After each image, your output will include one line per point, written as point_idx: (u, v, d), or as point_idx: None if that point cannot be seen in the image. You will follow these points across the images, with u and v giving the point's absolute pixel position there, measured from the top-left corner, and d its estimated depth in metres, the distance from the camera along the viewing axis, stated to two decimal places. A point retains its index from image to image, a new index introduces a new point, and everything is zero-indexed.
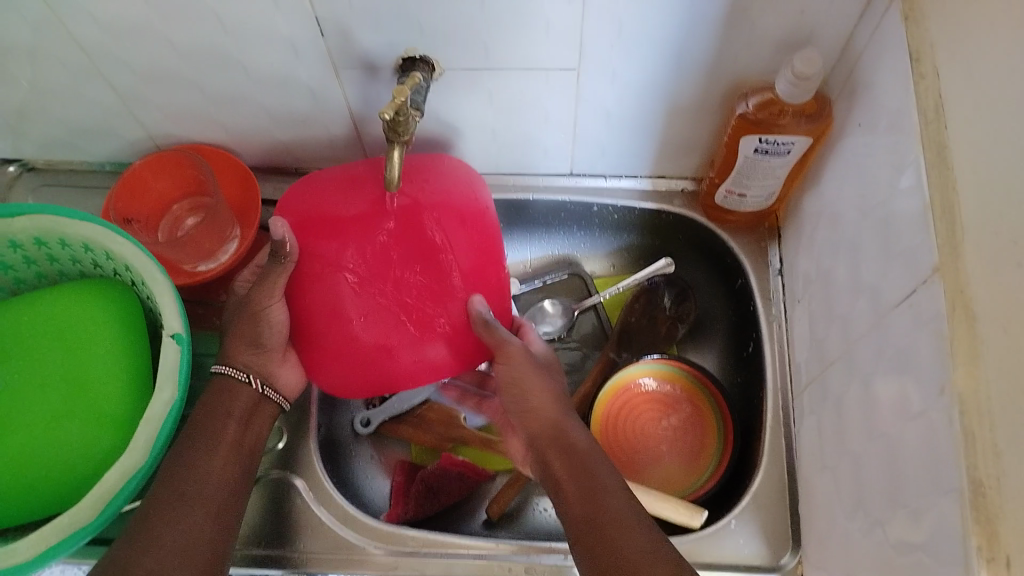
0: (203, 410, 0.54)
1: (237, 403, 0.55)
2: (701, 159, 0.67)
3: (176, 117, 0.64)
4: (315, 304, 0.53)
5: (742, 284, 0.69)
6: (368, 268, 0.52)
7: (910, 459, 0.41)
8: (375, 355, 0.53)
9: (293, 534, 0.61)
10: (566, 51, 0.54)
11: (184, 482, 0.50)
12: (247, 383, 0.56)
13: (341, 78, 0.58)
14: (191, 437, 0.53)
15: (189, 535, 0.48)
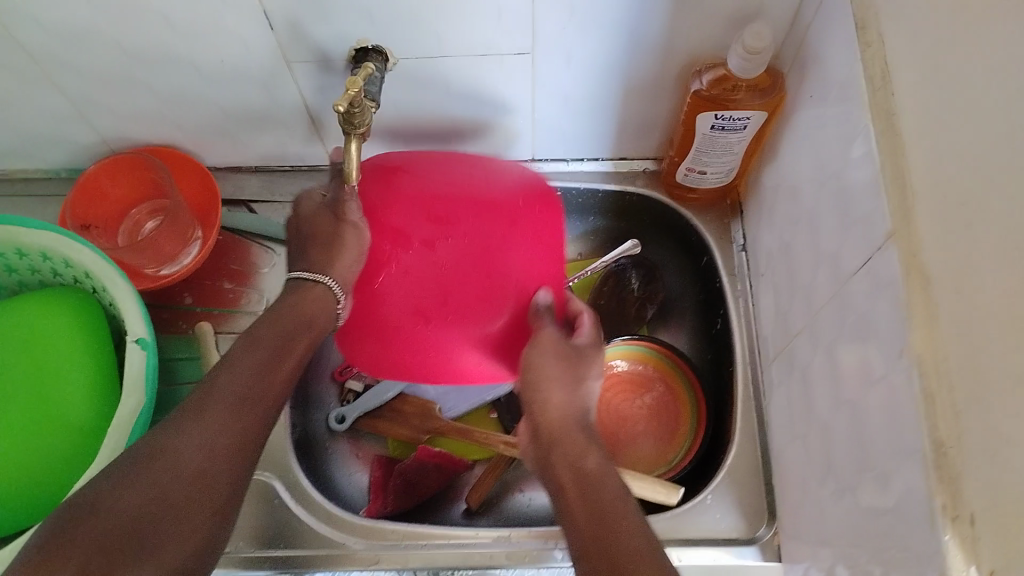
0: (277, 316, 0.52)
1: (308, 313, 0.53)
2: (661, 138, 0.67)
3: (128, 120, 0.63)
4: (389, 278, 0.56)
5: (707, 262, 0.69)
6: (452, 247, 0.55)
7: (876, 423, 0.41)
8: (450, 332, 0.55)
9: (274, 535, 0.61)
10: (518, 36, 0.54)
11: (250, 375, 0.48)
12: (325, 284, 0.54)
13: (293, 72, 0.57)
14: (259, 336, 0.51)
15: (235, 421, 0.45)
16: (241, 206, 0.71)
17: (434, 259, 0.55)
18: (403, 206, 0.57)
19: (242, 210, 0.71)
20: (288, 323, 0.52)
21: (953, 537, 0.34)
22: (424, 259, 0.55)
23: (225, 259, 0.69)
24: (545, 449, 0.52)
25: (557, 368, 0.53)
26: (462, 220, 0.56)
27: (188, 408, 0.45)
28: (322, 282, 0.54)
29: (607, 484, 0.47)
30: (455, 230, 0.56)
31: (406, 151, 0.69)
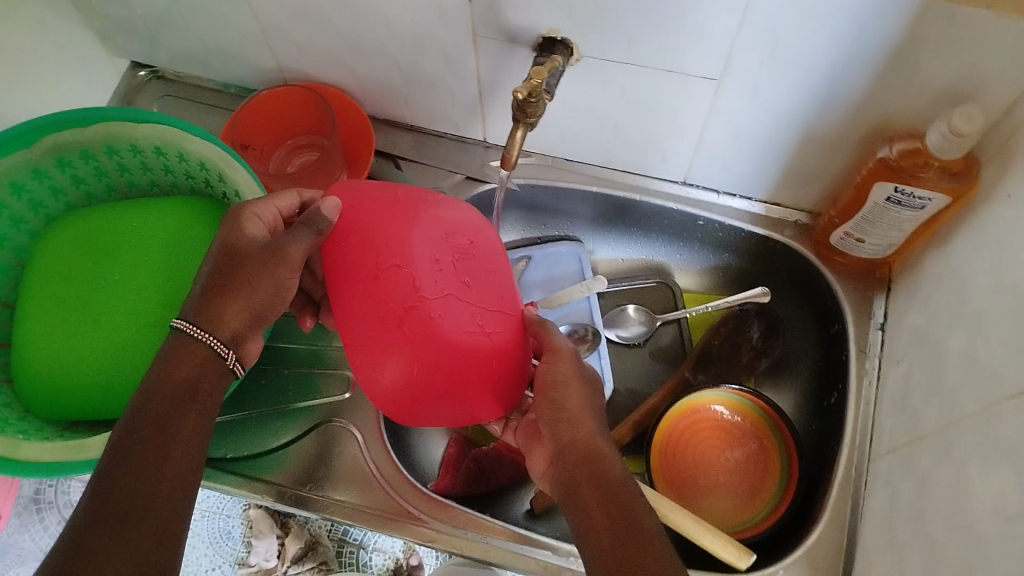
0: (165, 378, 0.45)
1: (186, 374, 0.46)
2: (824, 194, 0.64)
3: (308, 55, 0.64)
4: (371, 310, 0.44)
5: (838, 330, 0.66)
6: (435, 273, 0.43)
7: (1001, 558, 0.39)
8: (438, 375, 0.44)
9: (321, 479, 0.62)
10: (712, 60, 0.53)
11: (152, 440, 0.43)
12: (205, 342, 0.47)
13: (477, 47, 0.57)
14: (157, 401, 0.44)
15: (144, 505, 0.40)
16: (389, 159, 0.72)
17: (424, 290, 0.43)
18: (355, 243, 0.45)
19: (388, 164, 0.71)
20: (189, 371, 0.46)
21: None
22: (408, 291, 0.43)
23: None
24: (566, 464, 0.47)
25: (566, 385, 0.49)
26: (433, 237, 0.45)
27: (99, 506, 0.40)
28: (202, 341, 0.47)
29: (646, 519, 0.42)
30: (427, 248, 0.44)
31: (561, 145, 0.69)
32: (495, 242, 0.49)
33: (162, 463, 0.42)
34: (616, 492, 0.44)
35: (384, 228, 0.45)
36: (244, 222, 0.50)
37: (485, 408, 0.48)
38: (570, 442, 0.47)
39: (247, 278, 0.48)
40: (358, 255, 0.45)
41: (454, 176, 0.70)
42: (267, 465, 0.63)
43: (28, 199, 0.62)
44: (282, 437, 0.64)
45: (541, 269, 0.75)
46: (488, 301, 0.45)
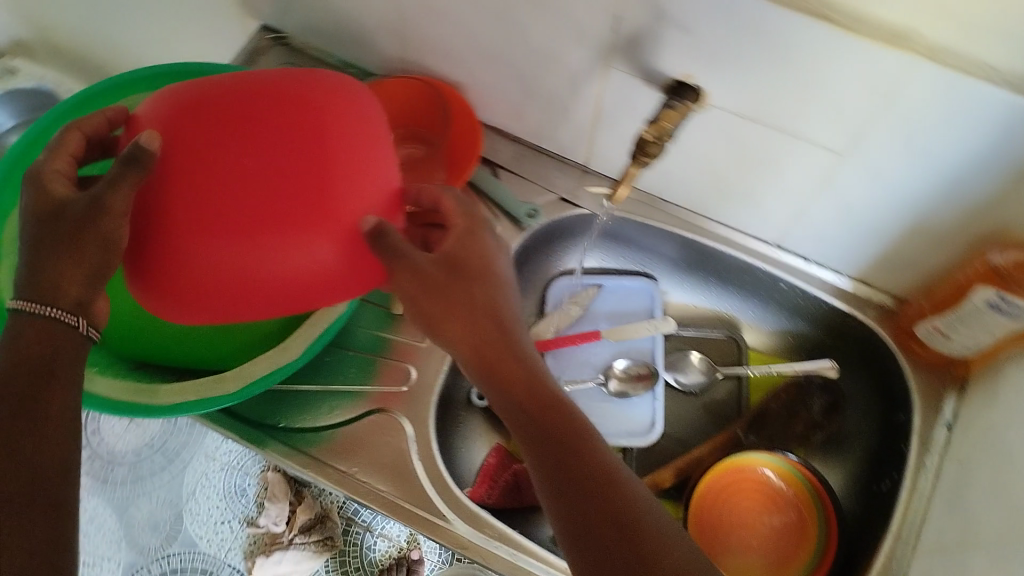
0: (19, 356, 0.45)
1: (37, 350, 0.46)
2: (917, 283, 0.64)
3: (436, 50, 0.65)
4: (183, 227, 0.43)
5: (902, 420, 0.65)
6: (269, 168, 0.44)
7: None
8: (289, 271, 0.46)
9: (370, 464, 0.63)
10: (839, 133, 0.53)
11: (17, 422, 0.43)
12: (47, 315, 0.46)
13: (609, 74, 0.58)
14: (14, 375, 0.45)
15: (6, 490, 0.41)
16: (488, 165, 0.73)
17: (253, 182, 0.43)
18: (175, 149, 0.44)
19: (486, 170, 0.72)
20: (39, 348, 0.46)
21: None
22: (239, 193, 0.43)
23: None
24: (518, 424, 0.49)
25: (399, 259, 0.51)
26: (226, 126, 0.44)
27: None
28: (45, 313, 0.46)
29: (599, 455, 0.46)
30: (234, 149, 0.43)
31: (661, 185, 0.69)
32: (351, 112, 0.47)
33: (27, 445, 0.43)
34: (556, 418, 0.48)
35: (203, 135, 0.44)
36: (45, 181, 0.47)
37: (351, 285, 0.49)
38: (501, 360, 0.50)
39: (77, 238, 0.44)
40: (191, 162, 0.43)
41: (548, 194, 0.72)
42: (313, 441, 0.63)
43: None
44: (334, 417, 0.64)
45: (612, 299, 0.76)
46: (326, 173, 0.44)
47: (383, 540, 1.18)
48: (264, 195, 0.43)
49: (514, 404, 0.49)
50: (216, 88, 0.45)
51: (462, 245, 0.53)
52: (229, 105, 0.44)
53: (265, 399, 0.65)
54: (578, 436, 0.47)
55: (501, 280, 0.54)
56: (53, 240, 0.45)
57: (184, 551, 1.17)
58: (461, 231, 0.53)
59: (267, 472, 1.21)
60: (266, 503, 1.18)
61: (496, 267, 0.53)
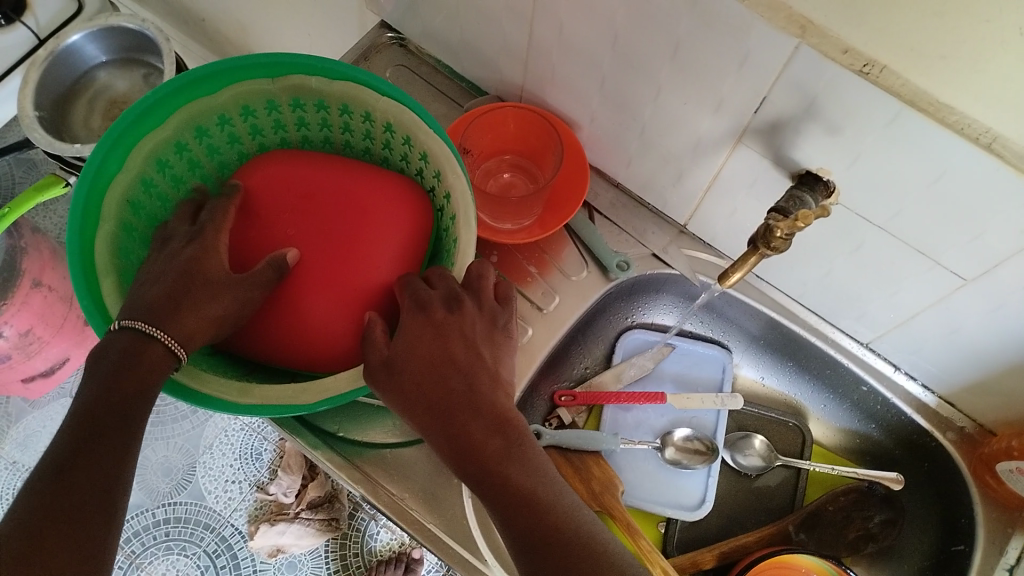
0: (121, 372, 0.46)
1: (143, 369, 0.47)
2: (1005, 417, 0.61)
3: (559, 87, 0.63)
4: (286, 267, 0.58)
5: (960, 551, 0.64)
6: (323, 229, 0.60)
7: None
8: (323, 325, 0.57)
9: (420, 493, 0.62)
10: (969, 261, 0.51)
11: (106, 437, 0.45)
12: (160, 341, 0.48)
13: (734, 151, 0.56)
14: (110, 388, 0.46)
15: (80, 498, 0.42)
16: (585, 207, 0.71)
17: (318, 237, 0.59)
18: (289, 209, 0.61)
19: (583, 211, 0.71)
20: (141, 365, 0.47)
21: None
22: (325, 240, 0.59)
23: (542, 245, 0.70)
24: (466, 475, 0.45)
25: (413, 334, 0.49)
26: (332, 197, 0.61)
27: (48, 494, 0.42)
28: (159, 340, 0.48)
29: (585, 558, 0.41)
30: (331, 214, 0.60)
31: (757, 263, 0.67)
32: (385, 188, 0.62)
33: (110, 461, 0.44)
34: (534, 501, 0.43)
35: (300, 205, 0.61)
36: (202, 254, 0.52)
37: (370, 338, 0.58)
38: (462, 444, 0.45)
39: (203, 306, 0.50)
40: (299, 216, 0.60)
41: (640, 248, 0.70)
42: (364, 455, 0.63)
43: (251, 122, 0.63)
44: (389, 437, 0.64)
45: (681, 362, 0.74)
46: (365, 242, 0.59)
47: (386, 531, 1.17)
48: (340, 241, 0.59)
49: (477, 477, 0.44)
50: (306, 162, 0.63)
51: (413, 328, 0.49)
52: (330, 184, 0.62)
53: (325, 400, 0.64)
54: (568, 533, 0.42)
55: (438, 336, 0.48)
56: (171, 293, 0.49)
57: (190, 502, 1.15)
58: (408, 316, 0.50)
59: (286, 442, 1.20)
60: (280, 471, 1.17)
61: (444, 326, 0.49)
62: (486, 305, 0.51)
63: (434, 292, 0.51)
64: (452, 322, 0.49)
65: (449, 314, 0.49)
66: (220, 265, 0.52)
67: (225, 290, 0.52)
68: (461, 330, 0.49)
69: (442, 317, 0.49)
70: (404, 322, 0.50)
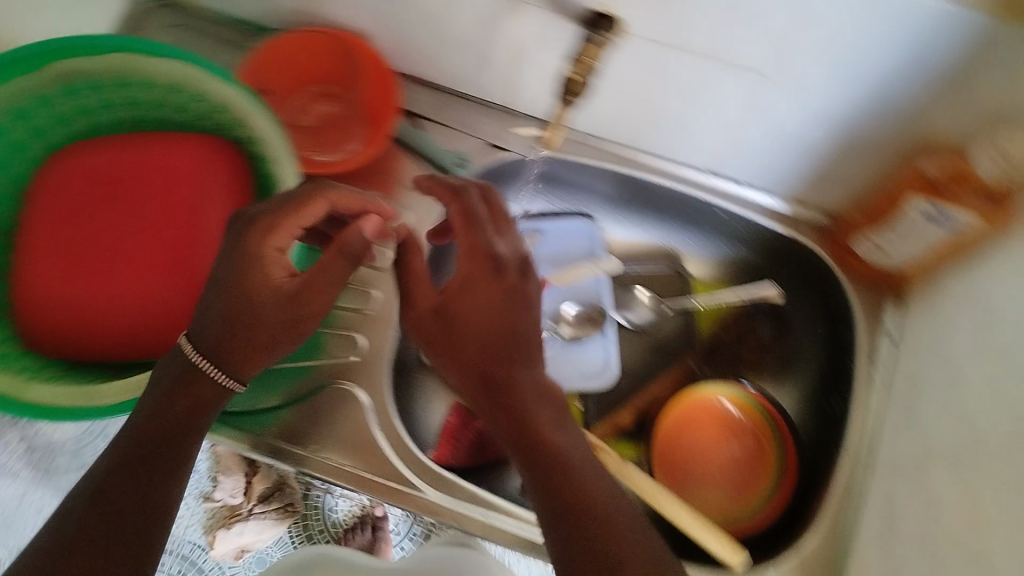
0: (169, 400, 0.44)
1: (194, 400, 0.45)
2: (849, 198, 0.64)
3: (335, 0, 0.61)
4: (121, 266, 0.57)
5: (847, 336, 0.66)
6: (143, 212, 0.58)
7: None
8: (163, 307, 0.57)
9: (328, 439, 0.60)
10: (765, 54, 0.51)
11: (160, 458, 0.43)
12: (212, 377, 0.46)
13: (519, 13, 0.55)
14: (159, 412, 0.44)
15: (125, 515, 0.40)
16: (408, 117, 0.69)
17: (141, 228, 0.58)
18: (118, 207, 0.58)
19: (407, 121, 0.69)
20: (191, 398, 0.45)
21: None
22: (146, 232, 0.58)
23: (380, 168, 0.68)
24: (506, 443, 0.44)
25: (474, 289, 0.47)
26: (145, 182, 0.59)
27: (84, 517, 0.40)
28: (211, 374, 0.46)
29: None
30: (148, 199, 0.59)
31: (587, 121, 0.67)
32: (192, 154, 0.59)
33: (154, 471, 0.42)
34: (581, 500, 0.41)
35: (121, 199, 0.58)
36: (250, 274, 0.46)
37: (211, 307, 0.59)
38: (518, 421, 0.44)
39: (259, 319, 0.46)
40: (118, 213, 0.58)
41: (475, 141, 0.69)
42: (269, 420, 0.60)
43: (28, 125, 0.56)
44: (288, 394, 0.61)
45: (552, 242, 0.74)
46: (191, 221, 0.58)
47: None
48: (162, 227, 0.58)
49: (531, 460, 0.43)
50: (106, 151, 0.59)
51: (471, 287, 0.47)
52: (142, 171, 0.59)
53: None
54: (618, 572, 0.38)
55: (495, 304, 0.46)
56: (216, 323, 0.45)
57: None
58: (478, 269, 0.47)
59: None
60: (217, 475, 0.84)
61: (506, 290, 0.47)
62: (531, 262, 0.49)
63: (482, 247, 0.48)
64: (513, 292, 0.47)
65: (517, 281, 0.47)
66: (283, 279, 0.47)
67: (284, 298, 0.46)
68: (507, 291, 0.47)
69: (511, 285, 0.47)
70: (469, 275, 0.47)
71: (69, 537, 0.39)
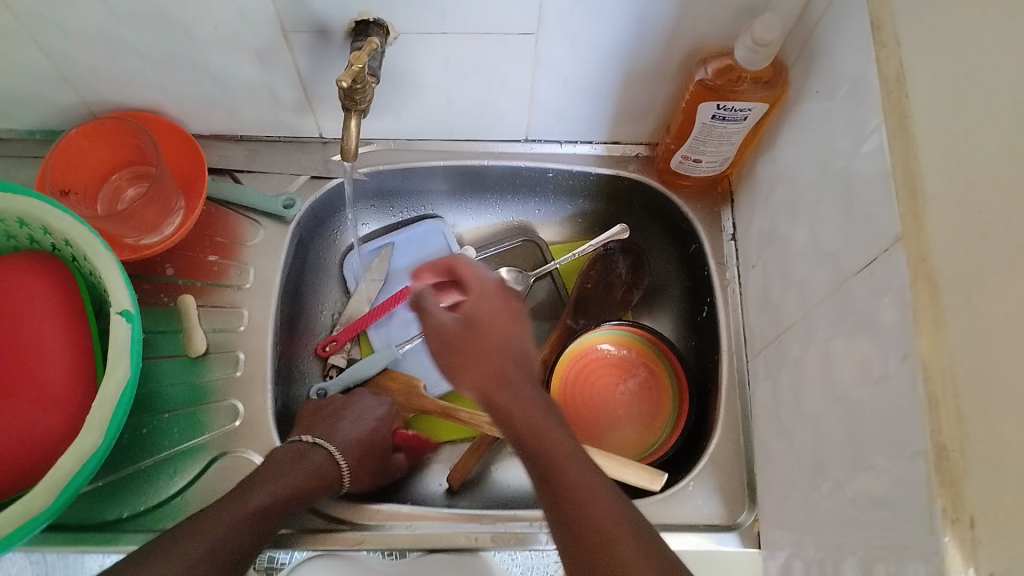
0: (287, 468, 0.55)
1: (310, 473, 0.56)
2: (656, 123, 0.67)
3: (112, 83, 0.60)
4: None
5: (695, 249, 0.69)
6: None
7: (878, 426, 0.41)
8: (12, 431, 0.51)
9: None
10: (524, 16, 0.54)
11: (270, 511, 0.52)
12: (326, 454, 0.58)
13: (289, 44, 0.56)
14: (293, 476, 0.54)
15: (223, 526, 0.48)
16: (226, 174, 0.69)
17: None
18: None
19: (226, 179, 0.69)
20: (309, 467, 0.56)
21: (953, 538, 0.34)
22: None
23: (211, 230, 0.67)
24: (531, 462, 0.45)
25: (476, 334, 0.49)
26: None
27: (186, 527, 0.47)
28: (325, 450, 0.58)
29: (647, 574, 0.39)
30: None
31: (398, 127, 0.69)
32: (21, 273, 0.56)
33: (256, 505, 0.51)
34: (578, 499, 0.42)
35: None
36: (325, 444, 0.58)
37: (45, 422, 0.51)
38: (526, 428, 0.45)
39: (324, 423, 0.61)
40: None
41: (298, 177, 0.69)
42: (173, 513, 0.57)
43: None
44: (186, 477, 0.59)
45: (409, 253, 0.75)
46: (28, 341, 0.53)
47: None
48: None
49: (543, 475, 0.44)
50: None
51: (488, 305, 0.50)
52: None
53: (94, 498, 0.58)
54: (612, 547, 0.40)
55: (516, 323, 0.50)
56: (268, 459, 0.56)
57: None
58: (475, 303, 0.50)
59: None
60: None
61: (519, 313, 0.51)
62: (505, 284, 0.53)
63: (486, 277, 0.52)
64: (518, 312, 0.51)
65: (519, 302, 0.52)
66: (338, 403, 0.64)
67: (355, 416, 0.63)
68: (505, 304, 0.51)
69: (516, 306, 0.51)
70: (477, 315, 0.49)
71: (196, 531, 0.47)
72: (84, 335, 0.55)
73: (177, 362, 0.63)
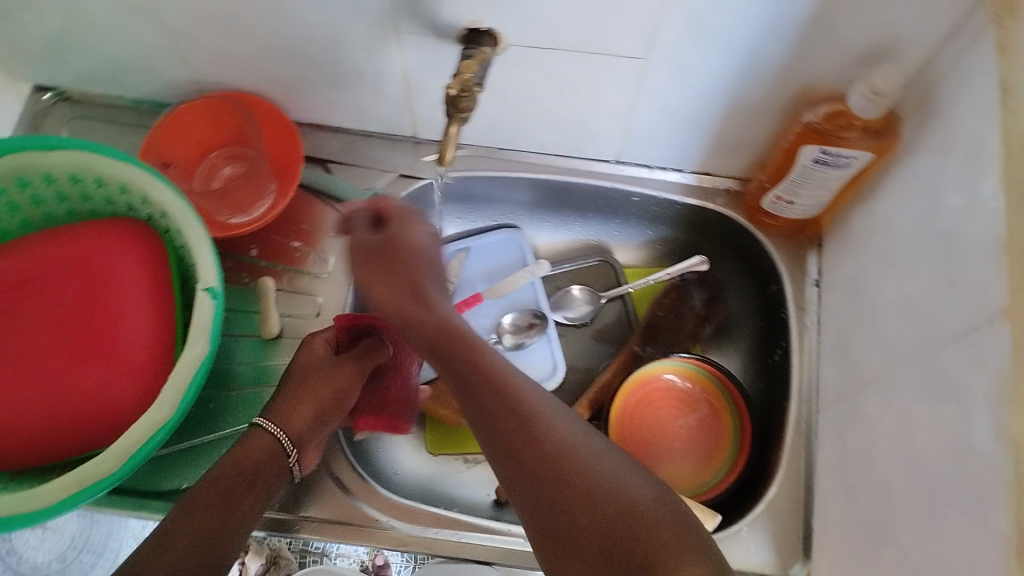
0: (252, 452, 0.52)
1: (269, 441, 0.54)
2: (751, 159, 0.66)
3: (224, 65, 0.62)
4: (47, 360, 0.53)
5: (775, 291, 0.68)
6: (64, 307, 0.55)
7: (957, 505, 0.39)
8: (93, 393, 0.53)
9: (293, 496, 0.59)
10: (635, 39, 0.54)
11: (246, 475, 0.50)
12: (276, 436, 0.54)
13: (399, 43, 0.56)
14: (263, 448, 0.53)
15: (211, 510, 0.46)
16: (319, 164, 0.70)
17: (62, 322, 0.55)
18: (40, 302, 0.55)
19: (318, 169, 0.70)
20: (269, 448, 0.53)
21: None
22: (72, 321, 0.55)
23: (297, 217, 0.69)
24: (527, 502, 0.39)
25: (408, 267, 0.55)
26: (69, 273, 0.56)
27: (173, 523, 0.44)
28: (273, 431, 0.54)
29: (620, 509, 0.37)
30: (72, 292, 0.56)
31: (491, 135, 0.69)
32: (116, 238, 0.58)
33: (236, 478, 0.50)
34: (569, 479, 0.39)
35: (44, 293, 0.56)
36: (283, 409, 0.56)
37: (124, 387, 0.53)
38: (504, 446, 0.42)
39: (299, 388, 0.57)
40: (43, 307, 0.55)
41: (386, 174, 0.70)
42: None
43: None
44: None
45: (483, 260, 0.75)
46: (116, 306, 0.55)
47: None
48: (88, 315, 0.55)
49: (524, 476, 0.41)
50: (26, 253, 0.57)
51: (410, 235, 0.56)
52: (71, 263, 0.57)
53: (159, 464, 0.59)
54: (619, 506, 0.37)
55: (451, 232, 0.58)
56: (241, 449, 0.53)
57: None
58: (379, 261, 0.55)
59: None
60: None
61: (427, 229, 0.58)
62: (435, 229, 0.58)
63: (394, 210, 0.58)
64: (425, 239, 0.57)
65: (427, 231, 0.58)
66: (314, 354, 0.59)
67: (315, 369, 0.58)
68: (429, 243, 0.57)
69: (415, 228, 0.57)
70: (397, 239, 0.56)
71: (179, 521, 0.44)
72: (167, 306, 0.56)
73: (249, 341, 0.65)
